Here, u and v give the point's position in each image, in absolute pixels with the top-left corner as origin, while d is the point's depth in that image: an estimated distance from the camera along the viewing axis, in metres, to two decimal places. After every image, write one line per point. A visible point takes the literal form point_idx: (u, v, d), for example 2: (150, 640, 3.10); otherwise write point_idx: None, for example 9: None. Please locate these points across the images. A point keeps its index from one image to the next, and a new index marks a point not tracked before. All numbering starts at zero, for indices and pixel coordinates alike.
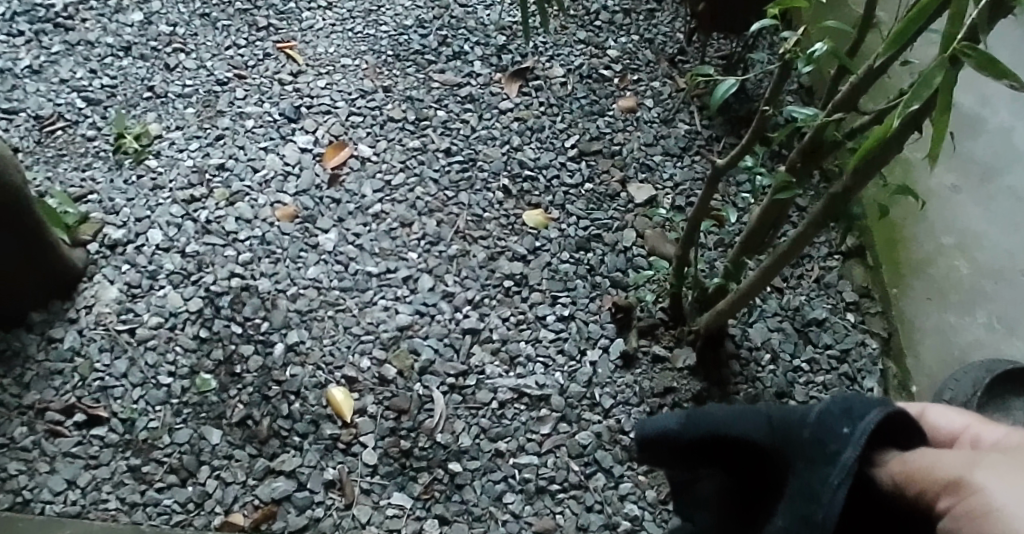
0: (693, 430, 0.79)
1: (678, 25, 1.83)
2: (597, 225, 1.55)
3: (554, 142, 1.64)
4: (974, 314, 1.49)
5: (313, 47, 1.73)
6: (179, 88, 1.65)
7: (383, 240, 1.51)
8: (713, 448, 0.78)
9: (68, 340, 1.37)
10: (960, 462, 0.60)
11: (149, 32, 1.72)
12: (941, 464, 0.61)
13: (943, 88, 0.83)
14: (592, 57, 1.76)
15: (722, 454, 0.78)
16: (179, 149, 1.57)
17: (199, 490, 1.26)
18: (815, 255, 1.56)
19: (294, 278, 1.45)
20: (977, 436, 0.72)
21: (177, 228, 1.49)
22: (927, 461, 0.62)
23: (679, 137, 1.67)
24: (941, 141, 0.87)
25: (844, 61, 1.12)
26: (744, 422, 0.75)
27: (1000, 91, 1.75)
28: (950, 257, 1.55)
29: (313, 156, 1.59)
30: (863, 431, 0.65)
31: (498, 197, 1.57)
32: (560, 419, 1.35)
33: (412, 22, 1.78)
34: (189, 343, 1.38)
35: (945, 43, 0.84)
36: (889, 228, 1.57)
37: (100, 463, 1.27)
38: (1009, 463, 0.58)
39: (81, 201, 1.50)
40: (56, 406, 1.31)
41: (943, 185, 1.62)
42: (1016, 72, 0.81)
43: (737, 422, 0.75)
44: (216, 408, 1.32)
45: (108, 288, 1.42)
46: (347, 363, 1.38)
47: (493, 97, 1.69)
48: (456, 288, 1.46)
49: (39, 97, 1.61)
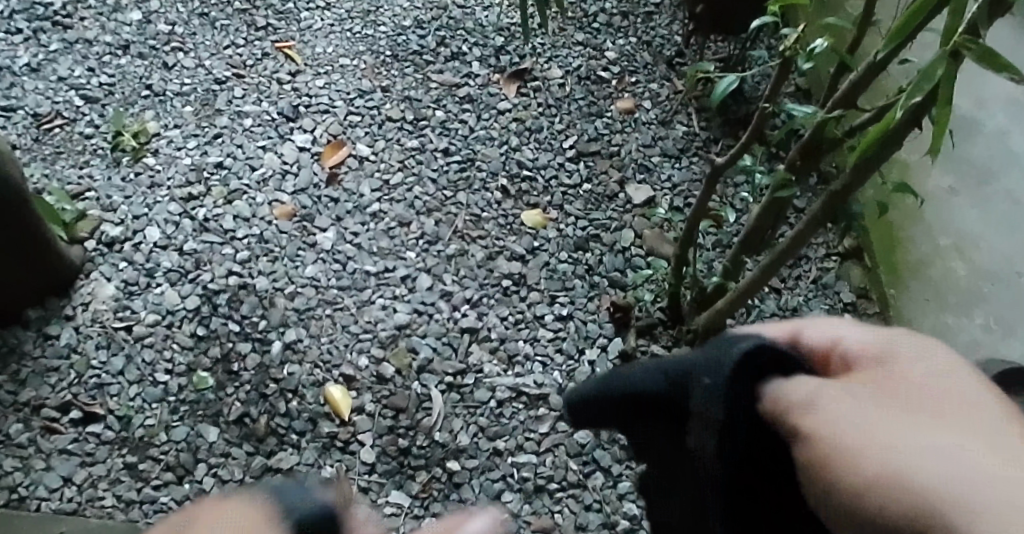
0: (613, 392, 0.81)
1: (675, 27, 1.83)
2: (595, 225, 1.55)
3: (553, 142, 1.64)
4: (972, 315, 1.49)
5: (311, 47, 1.72)
6: (177, 86, 1.65)
7: (381, 239, 1.50)
8: (633, 406, 0.80)
9: (64, 337, 1.36)
10: (823, 397, 0.63)
11: (147, 31, 1.72)
12: (810, 404, 0.63)
13: (945, 79, 0.83)
14: (590, 59, 1.76)
15: (640, 411, 0.80)
16: (177, 148, 1.57)
17: (196, 488, 1.25)
18: (813, 256, 1.55)
19: (291, 277, 1.45)
20: (844, 347, 0.67)
21: (174, 226, 1.48)
22: (797, 398, 0.64)
23: (676, 138, 1.67)
24: (941, 136, 0.87)
25: (843, 58, 1.12)
26: (647, 378, 0.78)
27: (994, 95, 1.75)
28: (947, 259, 1.55)
29: (311, 155, 1.58)
30: (721, 384, 0.68)
31: (496, 197, 1.57)
32: (558, 419, 1.35)
33: (410, 23, 1.78)
34: (185, 341, 1.37)
35: (946, 34, 0.84)
36: (886, 229, 1.57)
37: (95, 460, 1.27)
38: (869, 404, 0.61)
39: (79, 198, 1.49)
40: (52, 403, 1.30)
41: (939, 187, 1.63)
42: (1017, 66, 0.81)
43: (639, 376, 0.79)
44: (213, 406, 1.32)
45: (105, 286, 1.42)
46: (344, 361, 1.37)
47: (491, 97, 1.69)
48: (454, 288, 1.46)
49: (36, 95, 1.61)
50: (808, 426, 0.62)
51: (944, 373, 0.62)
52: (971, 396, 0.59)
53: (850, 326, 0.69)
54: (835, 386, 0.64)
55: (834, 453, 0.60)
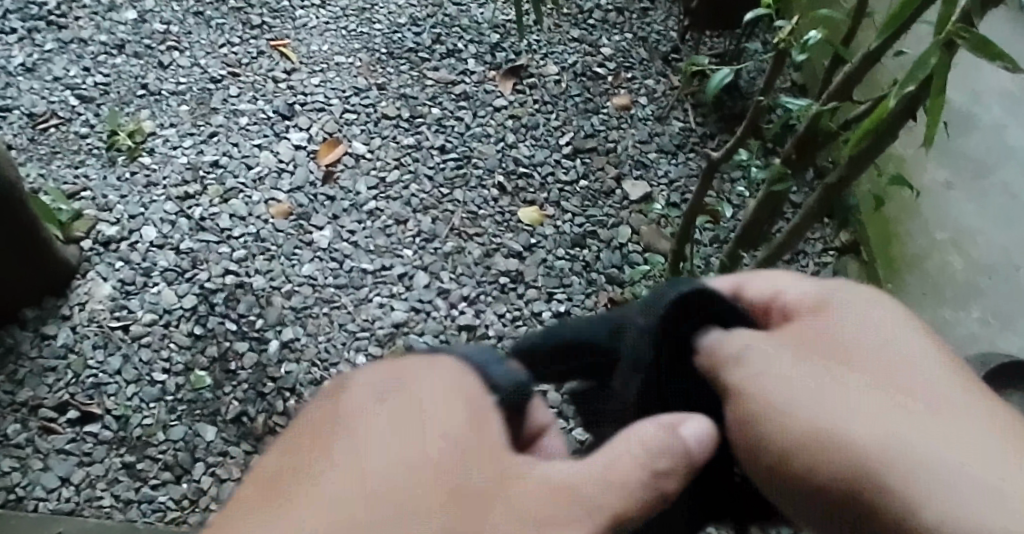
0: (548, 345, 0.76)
1: (671, 23, 1.82)
2: (592, 221, 1.55)
3: (549, 139, 1.64)
4: (969, 308, 1.49)
5: (306, 45, 1.72)
6: (173, 85, 1.64)
7: (378, 237, 1.50)
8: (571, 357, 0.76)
9: (61, 337, 1.36)
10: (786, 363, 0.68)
11: (142, 30, 1.72)
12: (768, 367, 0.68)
13: (938, 69, 0.83)
14: (585, 55, 1.76)
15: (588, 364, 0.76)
16: (173, 147, 1.57)
17: (194, 487, 1.26)
18: (810, 251, 1.57)
19: (288, 276, 1.45)
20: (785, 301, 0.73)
21: (170, 225, 1.48)
22: (745, 351, 0.69)
23: (673, 134, 1.67)
24: (936, 127, 0.87)
25: (838, 50, 1.11)
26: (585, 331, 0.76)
27: (990, 88, 1.75)
28: (944, 252, 1.55)
29: (307, 153, 1.58)
30: (653, 324, 0.71)
31: (493, 194, 1.57)
32: (556, 415, 1.35)
33: (405, 20, 1.78)
34: (183, 340, 1.37)
35: (940, 24, 0.84)
36: (883, 223, 1.57)
37: (93, 460, 1.27)
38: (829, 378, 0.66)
39: (75, 198, 1.49)
40: (50, 403, 1.31)
41: (935, 181, 1.63)
42: (1011, 55, 0.81)
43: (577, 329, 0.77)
44: (211, 405, 1.32)
45: (102, 285, 1.42)
46: (342, 360, 1.37)
47: (487, 95, 1.69)
48: (451, 285, 1.46)
49: (32, 95, 1.61)
50: (790, 406, 0.65)
51: (899, 351, 0.68)
52: (954, 395, 0.65)
53: (788, 278, 0.75)
54: (805, 361, 0.68)
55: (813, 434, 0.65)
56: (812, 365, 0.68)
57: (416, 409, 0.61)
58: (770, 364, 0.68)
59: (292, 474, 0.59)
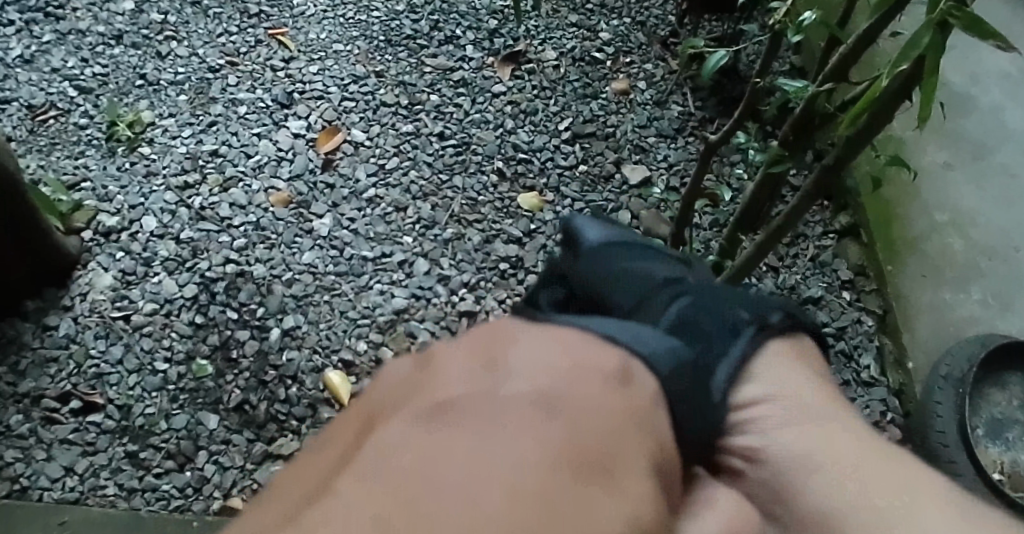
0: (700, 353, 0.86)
1: (670, 7, 1.82)
2: (592, 206, 1.55)
3: (548, 124, 1.64)
4: (969, 289, 1.50)
5: (304, 33, 1.71)
6: (171, 75, 1.65)
7: (378, 225, 1.51)
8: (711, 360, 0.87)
9: (63, 328, 1.37)
10: (637, 453, 0.64)
11: (140, 20, 1.71)
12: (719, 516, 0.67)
13: (931, 47, 0.82)
14: (584, 40, 1.75)
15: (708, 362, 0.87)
16: (172, 137, 1.57)
17: (198, 476, 1.28)
18: (810, 234, 1.54)
19: (289, 264, 1.45)
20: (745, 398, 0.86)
21: (171, 215, 1.49)
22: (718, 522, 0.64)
23: (672, 119, 1.67)
24: (929, 108, 0.87)
25: (832, 31, 1.11)
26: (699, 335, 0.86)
27: (989, 69, 1.74)
28: (944, 235, 1.54)
29: (306, 141, 1.58)
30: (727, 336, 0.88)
31: (493, 180, 1.57)
32: None
33: (404, 7, 1.77)
34: (183, 329, 1.38)
35: (933, 3, 0.83)
36: (881, 205, 1.56)
37: (97, 449, 1.29)
38: (587, 433, 0.63)
39: (75, 189, 1.50)
40: (52, 394, 1.32)
41: (935, 161, 1.62)
42: (1003, 33, 0.80)
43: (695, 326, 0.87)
44: (213, 393, 1.34)
45: (103, 275, 1.42)
46: (343, 346, 1.39)
47: (486, 81, 1.68)
48: (451, 272, 1.47)
49: (30, 86, 1.61)
50: (615, 438, 0.64)
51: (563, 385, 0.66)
52: (533, 388, 0.66)
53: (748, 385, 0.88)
54: (580, 410, 0.65)
55: (627, 468, 0.62)
56: (564, 411, 0.64)
57: (545, 351, 0.71)
58: (510, 390, 0.65)
59: (466, 409, 0.63)
